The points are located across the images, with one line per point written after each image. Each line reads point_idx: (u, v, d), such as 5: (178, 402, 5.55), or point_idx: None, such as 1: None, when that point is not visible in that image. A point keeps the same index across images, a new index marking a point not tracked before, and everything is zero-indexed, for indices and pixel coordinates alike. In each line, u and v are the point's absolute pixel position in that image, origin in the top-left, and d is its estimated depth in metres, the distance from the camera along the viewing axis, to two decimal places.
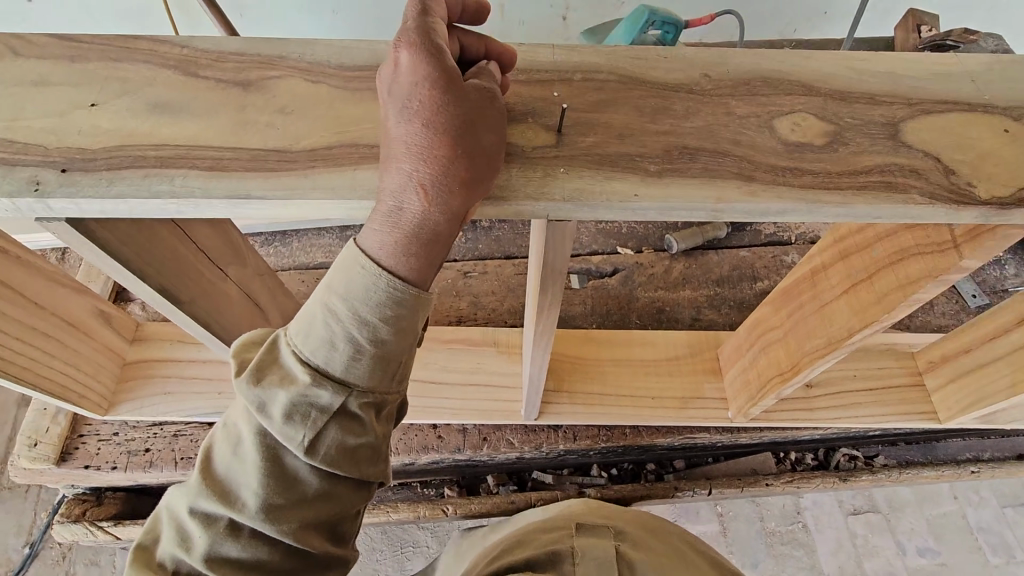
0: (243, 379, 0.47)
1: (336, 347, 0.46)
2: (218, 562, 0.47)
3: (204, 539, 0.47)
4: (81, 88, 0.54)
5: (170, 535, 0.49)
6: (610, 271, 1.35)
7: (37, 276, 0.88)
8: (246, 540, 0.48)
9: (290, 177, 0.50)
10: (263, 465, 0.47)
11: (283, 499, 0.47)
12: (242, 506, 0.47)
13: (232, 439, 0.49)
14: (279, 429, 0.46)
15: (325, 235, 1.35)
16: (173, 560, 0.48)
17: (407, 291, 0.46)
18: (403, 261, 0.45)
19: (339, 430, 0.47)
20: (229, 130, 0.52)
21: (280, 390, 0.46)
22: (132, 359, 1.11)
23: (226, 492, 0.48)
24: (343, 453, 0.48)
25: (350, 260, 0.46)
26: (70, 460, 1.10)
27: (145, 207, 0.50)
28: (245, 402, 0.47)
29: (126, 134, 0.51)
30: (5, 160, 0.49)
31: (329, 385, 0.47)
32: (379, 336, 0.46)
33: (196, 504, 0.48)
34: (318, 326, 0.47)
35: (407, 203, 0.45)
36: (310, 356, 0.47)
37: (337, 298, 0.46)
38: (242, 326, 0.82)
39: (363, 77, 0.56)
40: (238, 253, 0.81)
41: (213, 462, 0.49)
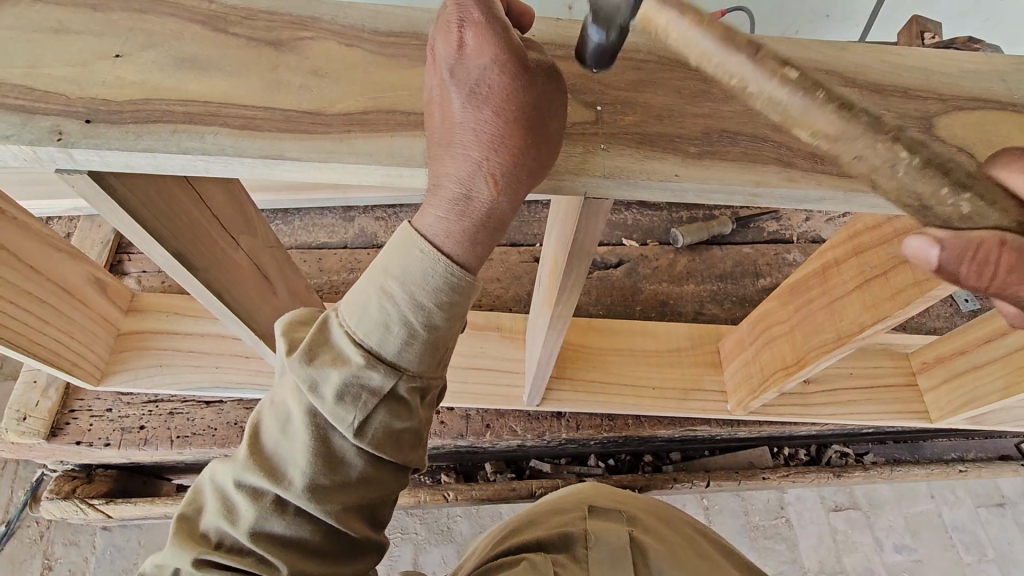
0: (296, 358, 0.46)
1: (390, 330, 0.45)
2: (264, 537, 0.46)
3: (250, 512, 0.46)
4: (104, 38, 0.51)
5: (213, 506, 0.48)
6: (614, 262, 1.35)
7: (34, 238, 0.85)
8: (291, 517, 0.47)
9: (325, 140, 0.48)
10: (311, 444, 0.46)
11: (329, 479, 0.46)
12: (288, 483, 0.46)
13: (280, 416, 0.47)
14: (330, 410, 0.45)
15: (327, 214, 1.33)
16: (217, 531, 0.47)
17: (468, 279, 0.46)
18: (465, 247, 0.45)
19: (387, 414, 0.46)
20: (261, 89, 0.50)
21: (332, 371, 0.45)
22: (126, 329, 1.07)
23: (273, 468, 0.47)
24: (390, 436, 0.47)
25: (409, 244, 0.45)
26: (62, 435, 1.06)
27: (173, 164, 0.48)
28: (297, 381, 0.46)
29: (153, 88, 0.49)
30: (26, 108, 0.47)
31: (380, 368, 0.46)
32: (433, 321, 0.46)
33: (242, 478, 0.47)
34: (373, 310, 0.46)
35: (475, 192, 0.44)
36: (363, 338, 0.46)
37: (392, 280, 0.45)
38: (251, 297, 0.80)
39: (399, 42, 0.55)
40: (250, 221, 0.78)
41: (260, 436, 0.48)
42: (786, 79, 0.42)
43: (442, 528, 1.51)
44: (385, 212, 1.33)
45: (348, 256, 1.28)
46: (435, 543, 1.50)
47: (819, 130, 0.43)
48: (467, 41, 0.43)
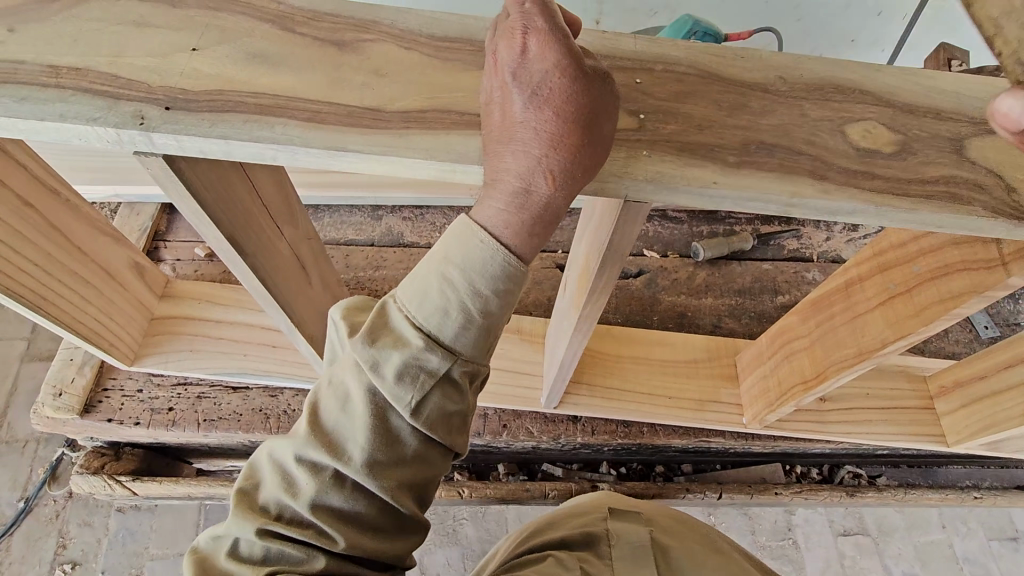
0: (359, 339, 0.49)
1: (448, 315, 0.49)
2: (323, 510, 0.49)
3: (310, 486, 0.49)
4: (182, 32, 0.55)
5: (274, 480, 0.51)
6: (635, 272, 1.38)
7: (82, 220, 0.89)
8: (348, 492, 0.50)
9: (385, 135, 0.51)
10: (370, 421, 0.49)
11: (385, 455, 0.49)
12: (347, 459, 0.49)
13: (340, 394, 0.50)
14: (390, 388, 0.48)
15: (357, 213, 1.36)
16: (276, 504, 0.50)
17: (522, 269, 0.49)
18: (520, 237, 0.48)
19: (442, 396, 0.49)
20: (325, 85, 0.54)
21: (393, 351, 0.49)
22: (160, 313, 1.11)
23: (332, 443, 0.49)
24: (442, 417, 0.50)
25: (469, 234, 0.48)
26: (94, 412, 1.10)
27: (243, 151, 0.51)
28: (359, 360, 0.49)
29: (226, 80, 0.53)
30: (111, 93, 0.51)
31: (438, 352, 0.49)
32: (488, 307, 0.49)
33: (303, 453, 0.50)
34: (433, 294, 0.49)
35: (534, 187, 0.47)
36: (422, 322, 0.49)
37: (453, 268, 0.49)
38: (290, 286, 0.83)
39: (455, 48, 0.58)
40: (293, 212, 0.82)
41: (320, 415, 0.51)
42: None
43: (450, 529, 1.53)
44: (412, 212, 1.37)
45: (374, 253, 1.31)
46: (443, 543, 1.51)
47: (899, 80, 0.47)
48: (530, 44, 0.46)
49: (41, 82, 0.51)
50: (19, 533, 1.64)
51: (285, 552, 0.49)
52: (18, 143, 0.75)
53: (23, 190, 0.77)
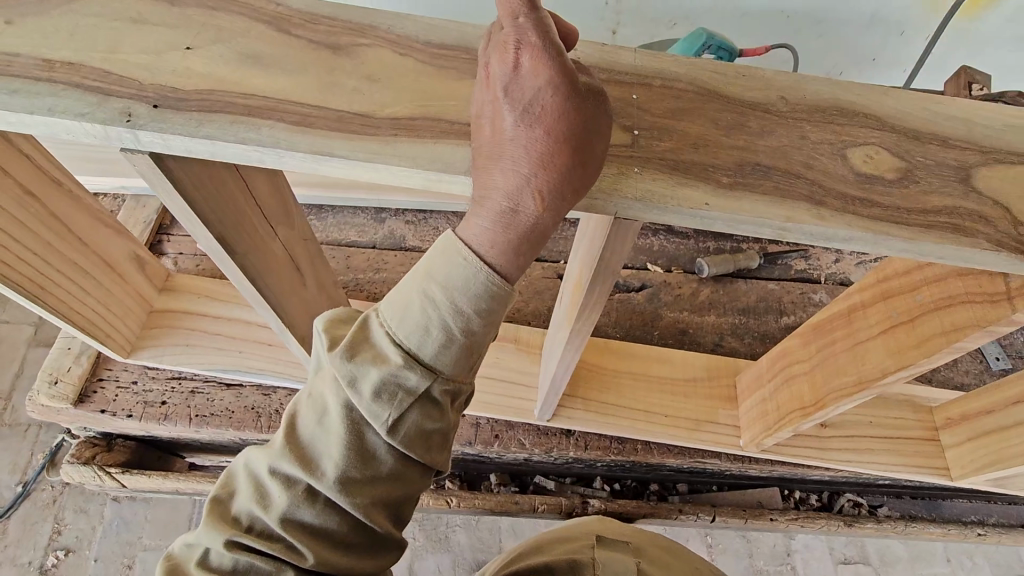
0: (337, 353, 0.48)
1: (429, 333, 0.47)
2: (294, 525, 0.48)
3: (283, 499, 0.48)
4: (178, 30, 0.55)
5: (247, 490, 0.50)
6: (637, 286, 1.36)
7: (84, 211, 0.90)
8: (320, 507, 0.49)
9: (372, 141, 0.51)
10: (346, 436, 0.48)
11: (360, 473, 0.48)
12: (320, 474, 0.48)
13: (318, 407, 0.50)
14: (366, 405, 0.47)
15: (360, 214, 1.36)
16: (247, 515, 0.50)
17: (507, 289, 0.48)
18: (507, 257, 0.47)
19: (420, 414, 0.48)
20: (316, 88, 0.53)
21: (371, 368, 0.47)
22: (159, 307, 1.12)
23: (307, 457, 0.49)
24: (420, 435, 0.49)
25: (453, 252, 0.47)
26: (88, 402, 1.10)
27: (228, 152, 0.51)
28: (336, 375, 0.48)
29: (217, 80, 0.52)
30: (101, 89, 0.51)
31: (417, 370, 0.48)
32: (471, 327, 0.48)
33: (278, 464, 0.49)
34: (414, 312, 0.48)
35: (522, 206, 0.46)
36: (403, 339, 0.48)
37: (435, 285, 0.47)
38: (282, 286, 0.82)
39: (451, 56, 0.57)
40: (290, 213, 0.82)
41: (297, 427, 0.50)
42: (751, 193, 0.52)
43: (440, 536, 1.51)
44: (415, 216, 1.36)
45: (375, 256, 1.31)
46: (433, 550, 1.50)
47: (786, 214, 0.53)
48: (522, 59, 0.44)
49: (34, 75, 0.51)
50: (15, 516, 1.66)
51: (254, 564, 0.48)
52: (26, 138, 0.76)
53: (29, 183, 0.78)
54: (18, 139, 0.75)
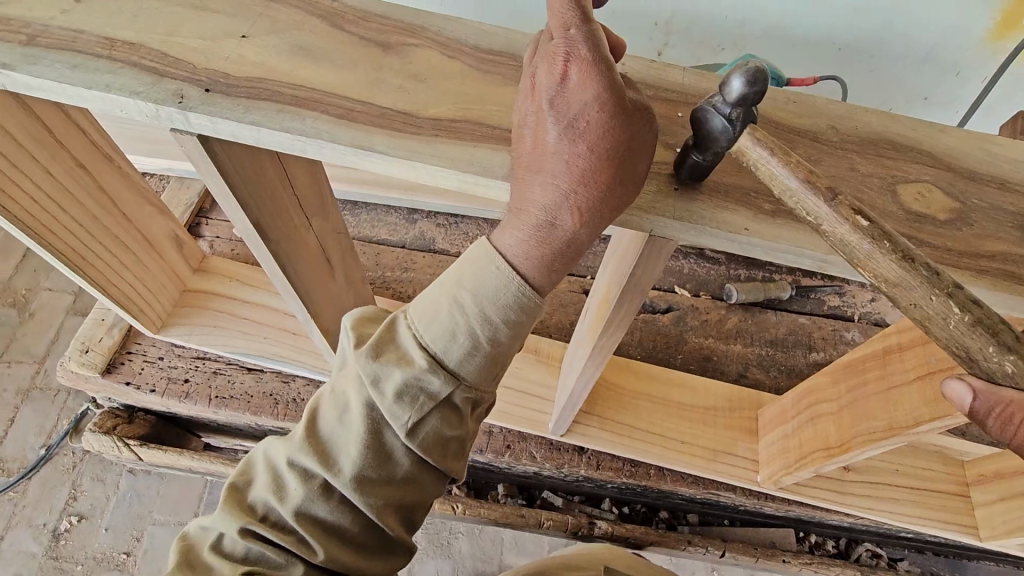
0: (364, 351, 0.48)
1: (455, 339, 0.47)
2: (307, 519, 0.48)
3: (298, 492, 0.48)
4: (235, 19, 0.56)
5: (264, 481, 0.50)
6: (663, 308, 1.34)
7: (131, 187, 0.93)
8: (335, 503, 0.49)
9: (413, 140, 0.51)
10: (365, 435, 0.48)
11: (376, 473, 0.48)
12: (337, 471, 0.48)
13: (340, 404, 0.49)
14: (388, 406, 0.47)
15: (393, 213, 1.38)
16: (263, 505, 0.49)
17: (536, 301, 0.48)
18: (539, 270, 0.47)
19: (440, 420, 0.48)
20: (362, 84, 0.54)
21: (396, 369, 0.47)
22: (191, 287, 1.15)
23: (325, 452, 0.49)
24: (438, 442, 0.49)
25: (486, 260, 0.47)
26: (115, 373, 1.13)
27: (271, 140, 0.51)
28: (361, 373, 0.48)
29: (268, 69, 0.53)
30: (157, 69, 0.52)
31: (441, 375, 0.47)
32: (497, 336, 0.47)
33: (296, 457, 0.49)
34: (441, 317, 0.48)
35: (559, 221, 0.46)
36: (429, 343, 0.48)
37: (466, 292, 0.47)
38: (311, 277, 0.83)
39: (497, 61, 0.57)
40: (325, 206, 0.83)
41: (318, 421, 0.50)
42: (858, 226, 0.45)
43: (442, 541, 1.50)
44: (446, 219, 1.37)
45: (403, 255, 1.32)
46: (434, 555, 1.49)
47: (880, 275, 0.45)
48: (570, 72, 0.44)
49: (96, 52, 0.53)
50: (37, 478, 1.71)
51: (265, 555, 0.48)
52: (81, 112, 0.79)
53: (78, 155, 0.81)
54: (73, 113, 0.77)
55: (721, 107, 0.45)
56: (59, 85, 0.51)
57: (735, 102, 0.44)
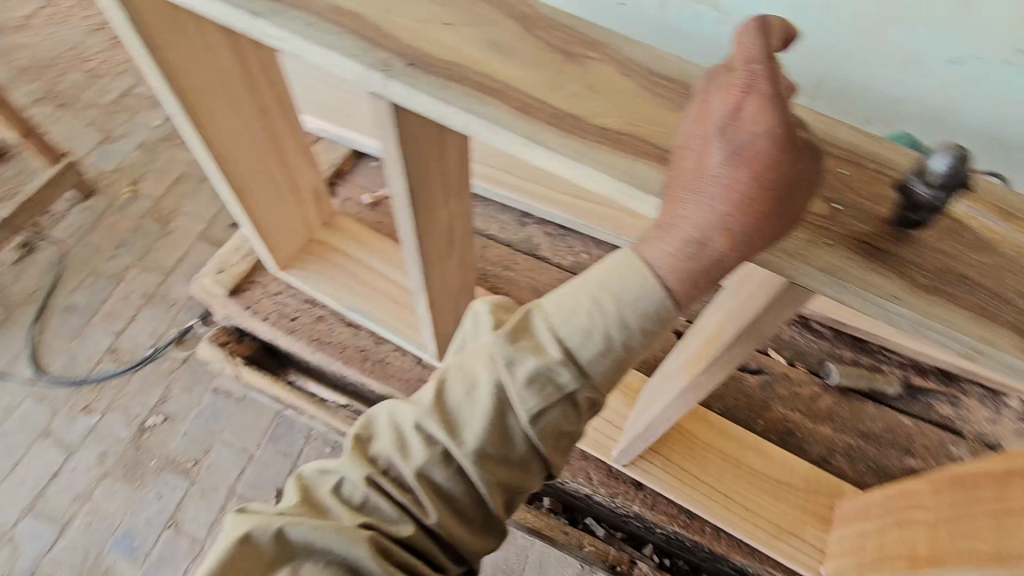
0: (504, 334, 0.51)
1: (594, 337, 0.50)
2: (425, 482, 0.52)
3: (420, 455, 0.52)
4: (443, 8, 0.62)
5: (386, 439, 0.54)
6: (753, 369, 1.28)
7: (294, 137, 1.05)
8: (452, 470, 0.53)
9: (580, 143, 0.54)
10: (490, 413, 0.51)
11: (494, 451, 0.52)
12: (459, 443, 0.52)
13: (467, 379, 0.53)
14: (518, 390, 0.50)
15: (506, 213, 1.43)
16: (383, 461, 0.54)
17: (671, 316, 0.50)
18: (680, 284, 0.48)
19: (562, 412, 0.51)
20: (542, 84, 0.58)
21: (531, 356, 0.51)
22: (318, 237, 1.26)
23: (449, 423, 0.52)
24: (555, 433, 0.52)
25: (632, 269, 0.49)
26: (238, 296, 1.26)
27: (453, 118, 0.56)
28: (497, 354, 0.51)
29: (463, 56, 0.59)
30: (372, 40, 0.59)
31: (573, 369, 0.51)
32: (631, 341, 0.50)
33: (421, 422, 0.53)
34: (581, 312, 0.51)
35: (709, 241, 0.46)
36: (567, 337, 0.51)
37: (611, 294, 0.50)
38: (433, 250, 0.89)
39: (670, 87, 0.60)
40: (463, 189, 0.88)
41: (443, 394, 0.53)
42: None
43: None
44: (556, 230, 1.41)
45: (508, 254, 1.37)
46: None
47: None
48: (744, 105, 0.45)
49: (326, 16, 0.61)
50: (138, 372, 1.96)
51: (383, 508, 0.53)
52: (275, 62, 0.92)
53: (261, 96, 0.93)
54: (269, 59, 0.91)
55: (926, 181, 0.49)
56: (290, 38, 0.59)
57: (941, 182, 0.48)
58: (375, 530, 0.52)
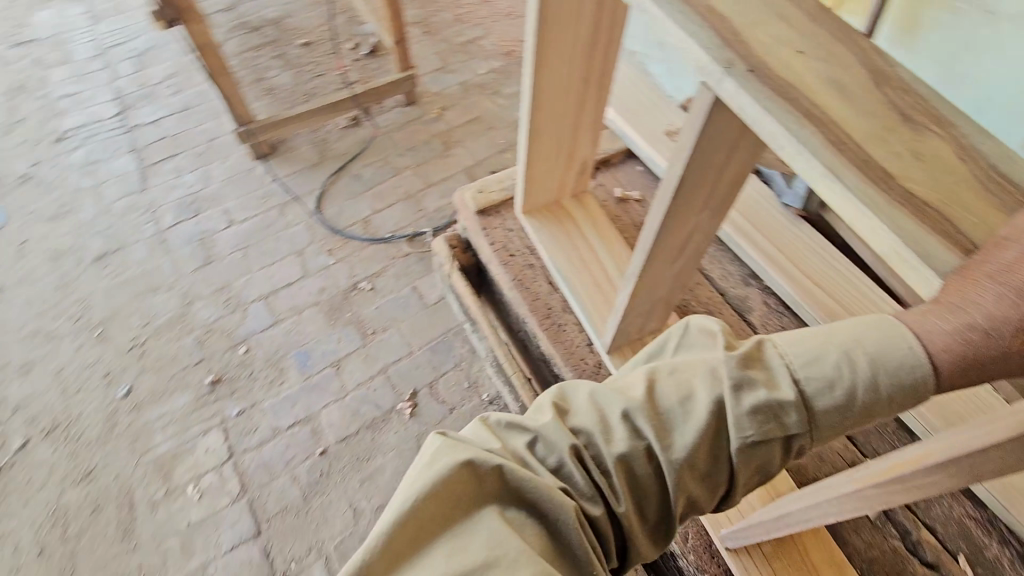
0: (739, 370, 0.66)
1: (835, 393, 0.64)
2: (629, 462, 0.68)
3: (627, 441, 0.68)
4: (803, 38, 0.65)
5: (593, 419, 0.70)
6: (923, 556, 1.14)
7: (595, 112, 1.21)
8: (653, 463, 0.68)
9: (880, 195, 0.53)
10: (705, 423, 0.66)
11: (700, 456, 0.67)
12: (670, 441, 0.67)
13: (684, 391, 0.69)
14: (742, 417, 0.65)
15: (735, 265, 1.41)
16: (588, 433, 0.70)
17: (927, 392, 0.63)
18: (948, 361, 0.61)
19: (774, 445, 0.66)
20: (867, 134, 0.57)
21: (763, 394, 0.65)
22: (563, 204, 1.41)
23: (661, 421, 0.68)
24: (755, 459, 0.67)
25: (902, 345, 0.63)
26: (481, 216, 1.42)
27: (764, 127, 0.59)
28: (729, 381, 0.66)
29: (802, 82, 0.61)
30: (726, 39, 0.64)
31: (799, 416, 0.65)
32: (875, 400, 0.63)
33: (633, 413, 0.69)
34: (826, 364, 0.65)
35: (997, 334, 0.59)
36: (802, 391, 0.65)
37: (864, 360, 0.64)
38: (664, 250, 0.91)
39: (1008, 192, 0.55)
40: (723, 210, 0.88)
41: (658, 396, 0.69)
42: None
43: None
44: (776, 304, 1.35)
45: (716, 301, 1.36)
46: None
47: None
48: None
49: (697, 7, 0.67)
50: (380, 246, 2.68)
51: (577, 478, 0.68)
52: (620, 36, 1.05)
53: (594, 60, 1.07)
54: (616, 32, 1.03)
55: None
56: (657, 14, 0.67)
57: None
58: (570, 497, 0.67)
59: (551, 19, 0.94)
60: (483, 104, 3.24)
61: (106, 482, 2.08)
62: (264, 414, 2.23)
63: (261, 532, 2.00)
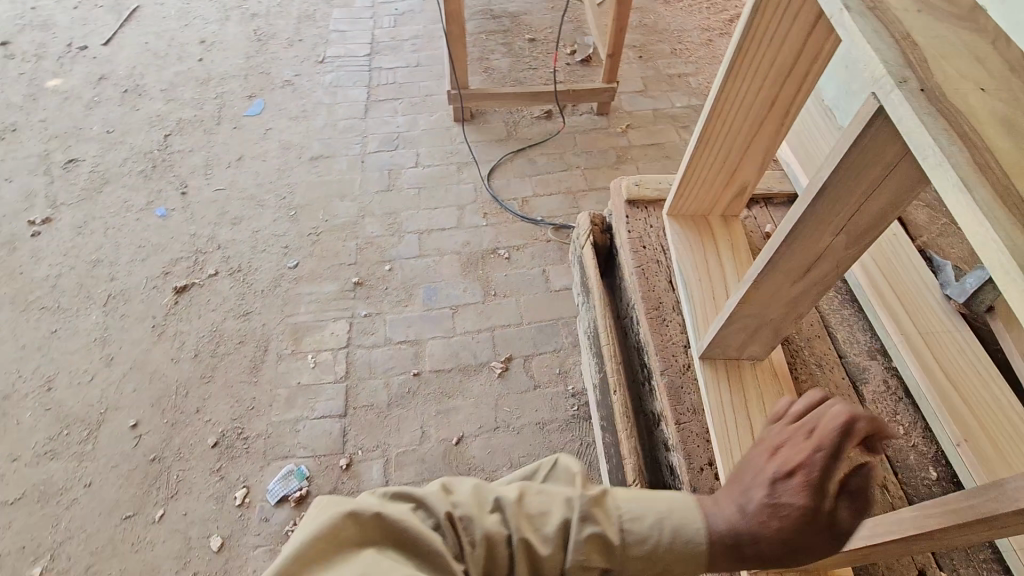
0: (611, 499, 0.94)
1: (647, 538, 0.91)
2: (509, 541, 0.87)
3: (502, 525, 0.88)
4: (992, 81, 0.68)
5: (472, 500, 0.90)
6: None
7: (769, 139, 1.27)
8: (522, 549, 0.86)
9: (1005, 215, 0.56)
10: (574, 527, 0.89)
11: (558, 552, 0.88)
12: (544, 533, 0.89)
13: (556, 498, 0.93)
14: (615, 531, 0.90)
15: (865, 335, 1.35)
16: (466, 511, 0.88)
17: None
18: None
19: (607, 559, 0.90)
20: (1020, 169, 0.59)
21: (616, 519, 0.92)
22: (709, 219, 1.48)
23: (535, 515, 0.90)
24: (589, 564, 0.89)
25: None
26: (629, 207, 1.53)
27: (915, 135, 0.64)
28: (578, 502, 0.92)
29: (972, 111, 0.64)
30: (911, 61, 0.69)
31: (625, 543, 0.90)
32: None
33: (513, 503, 0.90)
34: (645, 524, 0.91)
35: None
36: (629, 529, 0.91)
37: (691, 530, 0.92)
38: (789, 257, 0.97)
39: None
40: (860, 240, 0.92)
41: (520, 498, 0.92)
42: None
43: None
44: (896, 386, 1.27)
45: (832, 359, 1.32)
46: None
47: None
48: None
49: (893, 32, 0.73)
50: (527, 225, 2.90)
51: (450, 538, 0.85)
52: (822, 68, 1.11)
53: (789, 81, 1.14)
54: (820, 63, 1.09)
55: None
56: (851, 26, 0.74)
57: None
58: (443, 557, 0.82)
59: (762, 24, 1.05)
60: (667, 134, 3.33)
61: (255, 326, 2.52)
62: (384, 323, 2.55)
63: (345, 415, 2.28)
